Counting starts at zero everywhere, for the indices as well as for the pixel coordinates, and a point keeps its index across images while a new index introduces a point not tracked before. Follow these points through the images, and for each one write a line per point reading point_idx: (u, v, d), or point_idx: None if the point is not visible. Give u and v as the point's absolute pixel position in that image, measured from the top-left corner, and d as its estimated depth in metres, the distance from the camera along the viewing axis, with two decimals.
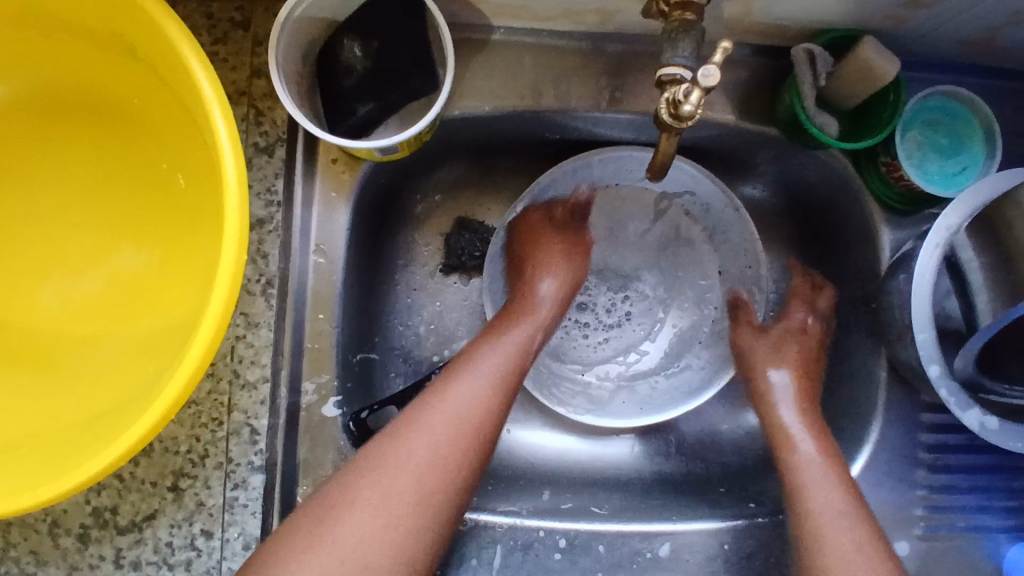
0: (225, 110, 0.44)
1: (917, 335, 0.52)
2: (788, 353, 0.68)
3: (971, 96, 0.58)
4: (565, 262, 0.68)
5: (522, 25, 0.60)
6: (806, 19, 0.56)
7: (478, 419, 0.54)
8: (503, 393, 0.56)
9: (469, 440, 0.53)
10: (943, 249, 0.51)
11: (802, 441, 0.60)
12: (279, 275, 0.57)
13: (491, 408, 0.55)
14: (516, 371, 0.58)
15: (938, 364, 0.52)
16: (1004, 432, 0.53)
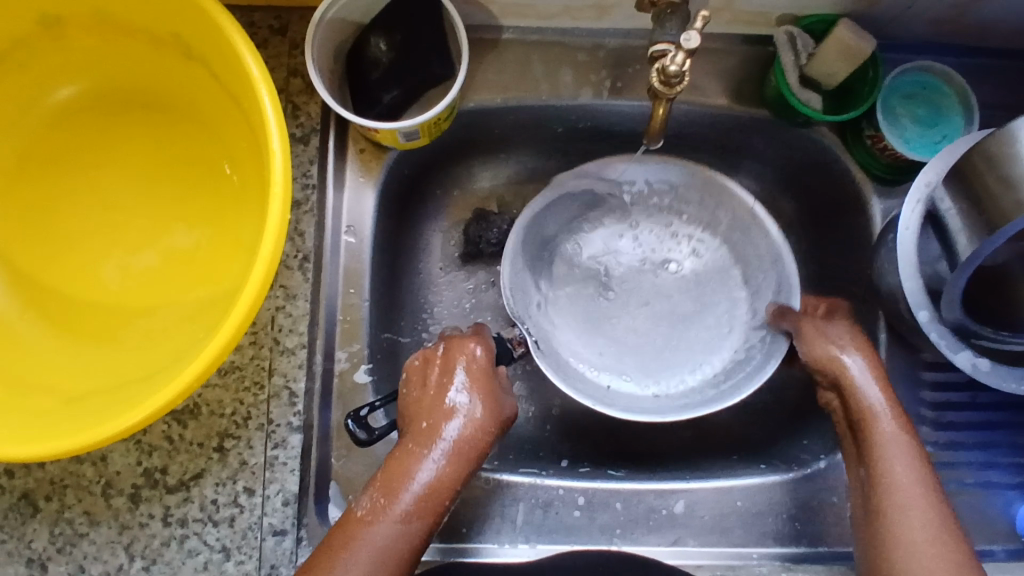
0: (270, 89, 0.50)
1: (906, 284, 0.57)
2: (863, 342, 0.62)
3: (946, 70, 0.63)
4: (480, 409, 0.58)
5: (529, 24, 0.67)
6: (786, 5, 0.62)
7: (402, 548, 0.52)
8: (426, 518, 0.54)
9: (396, 564, 0.52)
10: (924, 204, 0.56)
11: (900, 465, 0.55)
12: (314, 251, 0.63)
13: (418, 529, 0.53)
14: (444, 480, 0.55)
15: (925, 310, 0.57)
16: (996, 373, 0.57)
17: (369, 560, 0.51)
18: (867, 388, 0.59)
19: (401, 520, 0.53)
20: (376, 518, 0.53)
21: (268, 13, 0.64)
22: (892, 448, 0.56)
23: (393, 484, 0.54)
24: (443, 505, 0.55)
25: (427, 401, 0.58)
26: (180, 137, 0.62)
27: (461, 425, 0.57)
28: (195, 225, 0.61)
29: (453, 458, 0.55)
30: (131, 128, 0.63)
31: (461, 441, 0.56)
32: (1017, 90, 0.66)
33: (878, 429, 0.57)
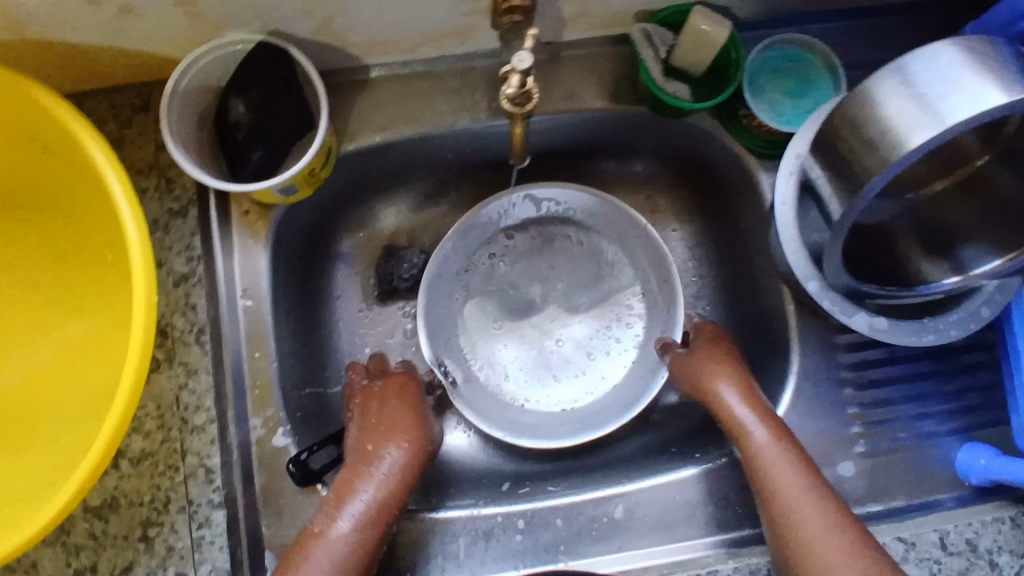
0: (119, 173, 0.49)
1: (790, 257, 0.59)
2: (724, 361, 0.65)
3: (807, 39, 0.64)
4: (412, 432, 0.61)
5: (394, 58, 0.66)
6: (638, 3, 0.62)
7: (353, 561, 0.55)
8: (375, 532, 0.56)
9: (349, 575, 0.54)
10: (796, 174, 0.58)
11: (777, 467, 0.58)
12: (210, 322, 0.61)
13: (368, 542, 0.56)
14: (390, 493, 0.58)
15: (814, 280, 0.58)
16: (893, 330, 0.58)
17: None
18: (733, 405, 0.62)
19: (350, 536, 0.55)
20: (327, 537, 0.55)
21: (129, 91, 0.63)
22: (778, 460, 0.59)
23: (342, 497, 0.57)
24: (392, 516, 0.57)
25: (372, 423, 0.61)
26: (53, 230, 0.61)
27: (401, 442, 0.60)
28: (84, 316, 0.60)
29: (400, 474, 0.59)
30: (5, 230, 0.62)
31: (401, 460, 0.59)
32: (884, 47, 0.66)
33: (762, 447, 0.59)
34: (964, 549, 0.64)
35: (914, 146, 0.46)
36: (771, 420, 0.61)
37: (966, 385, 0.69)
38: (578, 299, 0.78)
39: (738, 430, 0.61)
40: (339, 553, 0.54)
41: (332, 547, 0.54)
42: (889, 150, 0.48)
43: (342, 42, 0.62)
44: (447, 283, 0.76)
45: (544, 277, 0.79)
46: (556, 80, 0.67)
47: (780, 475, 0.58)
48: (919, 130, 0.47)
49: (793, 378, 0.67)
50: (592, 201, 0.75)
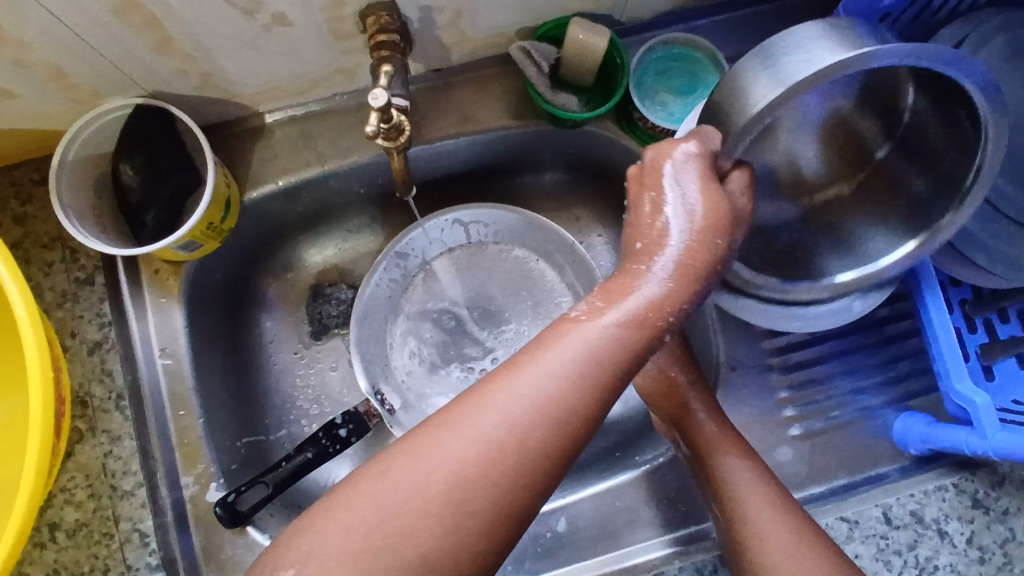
0: (3, 254, 0.51)
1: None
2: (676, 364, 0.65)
3: (690, 37, 0.64)
4: (710, 199, 0.45)
5: (287, 103, 0.67)
6: (516, 21, 0.63)
7: (570, 398, 0.41)
8: (623, 346, 0.42)
9: (542, 418, 0.41)
10: None
11: (731, 463, 0.59)
12: (128, 387, 0.62)
13: (619, 350, 0.42)
14: (671, 292, 0.43)
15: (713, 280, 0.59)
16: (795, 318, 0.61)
17: (523, 406, 0.41)
18: (692, 403, 0.63)
19: (612, 332, 0.42)
20: (585, 323, 0.43)
21: (28, 167, 0.64)
22: (726, 460, 0.60)
23: (616, 291, 0.44)
24: (659, 319, 0.43)
25: (648, 212, 0.46)
26: None
27: (692, 207, 0.45)
28: (5, 397, 0.61)
29: (695, 244, 0.45)
30: None
31: (698, 228, 0.45)
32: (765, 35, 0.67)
33: (711, 447, 0.61)
34: (909, 520, 0.64)
35: (760, 106, 0.45)
36: (721, 422, 0.62)
37: (894, 355, 0.70)
38: (512, 318, 0.78)
39: (692, 431, 0.62)
40: (542, 382, 0.41)
41: (512, 393, 0.41)
42: (737, 113, 0.46)
43: (227, 94, 0.62)
44: (378, 313, 0.76)
45: (476, 300, 0.79)
46: (451, 104, 0.68)
47: (731, 471, 0.59)
48: (761, 88, 0.45)
49: (720, 371, 0.68)
50: (518, 221, 0.76)
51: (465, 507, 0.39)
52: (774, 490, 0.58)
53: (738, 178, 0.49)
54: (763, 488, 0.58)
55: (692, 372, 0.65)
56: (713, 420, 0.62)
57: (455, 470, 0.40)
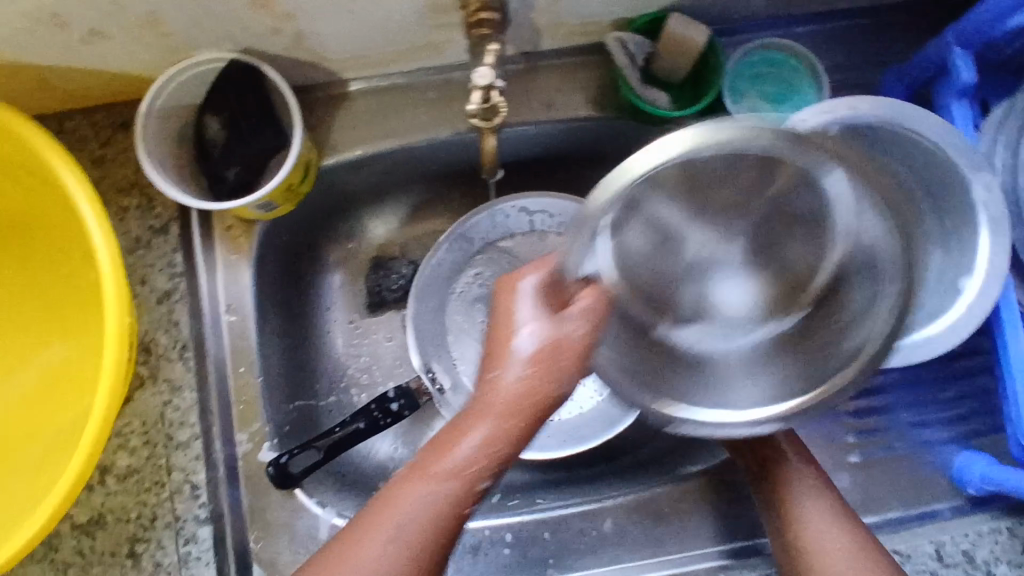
0: (90, 198, 0.50)
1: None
2: None
3: (788, 43, 0.62)
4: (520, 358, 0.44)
5: (372, 73, 0.66)
6: (614, 10, 0.61)
7: (430, 524, 0.45)
8: (472, 483, 0.45)
9: (432, 532, 0.46)
10: None
11: (791, 465, 0.59)
12: (193, 339, 0.62)
13: (452, 504, 0.45)
14: (496, 443, 0.44)
15: None
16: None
17: (408, 522, 0.46)
18: None
19: (431, 493, 0.45)
20: (406, 487, 0.46)
21: (110, 110, 0.63)
22: (789, 469, 0.59)
23: (443, 442, 0.46)
24: (466, 479, 0.45)
25: (487, 340, 0.47)
26: (33, 252, 0.61)
27: (525, 346, 0.44)
28: (65, 338, 0.60)
29: (521, 394, 0.44)
30: None
31: (530, 381, 0.44)
32: (862, 49, 0.65)
33: (773, 455, 0.60)
34: (960, 560, 0.63)
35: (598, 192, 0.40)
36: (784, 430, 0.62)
37: (960, 392, 0.68)
38: None
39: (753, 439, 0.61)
40: (412, 522, 0.45)
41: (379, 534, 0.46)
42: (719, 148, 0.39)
43: (316, 59, 0.61)
44: (435, 291, 0.76)
45: None
46: (535, 90, 0.66)
47: (793, 480, 0.59)
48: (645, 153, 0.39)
49: None
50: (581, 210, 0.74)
51: None
52: (834, 499, 0.59)
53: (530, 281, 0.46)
54: (824, 498, 0.58)
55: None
56: (776, 428, 0.61)
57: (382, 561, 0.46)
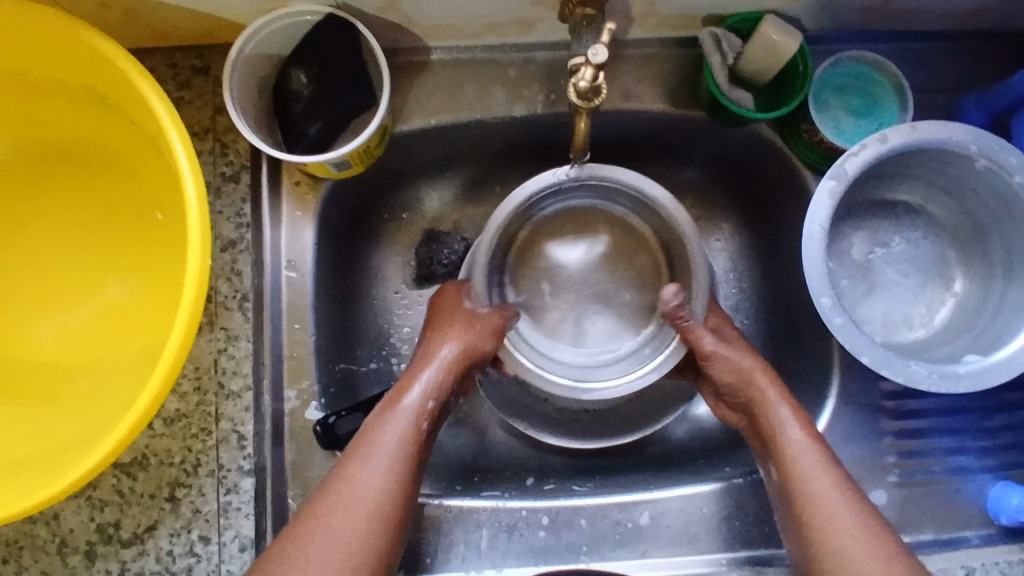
0: (182, 134, 0.50)
1: (807, 228, 0.58)
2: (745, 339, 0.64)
3: (877, 57, 0.63)
4: (467, 330, 0.62)
5: (457, 43, 0.66)
6: (710, 5, 0.61)
7: (411, 446, 0.55)
8: (417, 441, 0.56)
9: (405, 464, 0.55)
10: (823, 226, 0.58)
11: (790, 431, 0.58)
12: (253, 290, 0.62)
13: (411, 445, 0.56)
14: (441, 387, 0.59)
15: (833, 309, 0.58)
16: (874, 359, 0.58)
17: (389, 453, 0.55)
18: (761, 380, 0.60)
19: (405, 420, 0.56)
20: (396, 412, 0.57)
21: (190, 52, 0.63)
22: (792, 443, 0.57)
23: (399, 390, 0.58)
24: (425, 419, 0.57)
25: (432, 318, 0.65)
26: (104, 184, 0.61)
27: (453, 340, 0.61)
28: (127, 275, 0.60)
29: (451, 368, 0.60)
30: (52, 184, 0.62)
31: (454, 360, 0.60)
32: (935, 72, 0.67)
33: (776, 427, 0.59)
34: None
35: None
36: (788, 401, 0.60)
37: (1004, 424, 0.68)
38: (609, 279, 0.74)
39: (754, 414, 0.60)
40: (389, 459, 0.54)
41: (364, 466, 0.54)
42: None
43: (406, 22, 0.61)
44: None
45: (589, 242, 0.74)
46: (617, 78, 0.66)
47: (797, 453, 0.57)
48: None
49: (830, 401, 0.66)
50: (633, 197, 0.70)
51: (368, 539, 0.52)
52: (841, 474, 0.57)
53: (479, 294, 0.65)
54: (832, 474, 0.56)
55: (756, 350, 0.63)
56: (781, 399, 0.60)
57: (380, 494, 0.53)
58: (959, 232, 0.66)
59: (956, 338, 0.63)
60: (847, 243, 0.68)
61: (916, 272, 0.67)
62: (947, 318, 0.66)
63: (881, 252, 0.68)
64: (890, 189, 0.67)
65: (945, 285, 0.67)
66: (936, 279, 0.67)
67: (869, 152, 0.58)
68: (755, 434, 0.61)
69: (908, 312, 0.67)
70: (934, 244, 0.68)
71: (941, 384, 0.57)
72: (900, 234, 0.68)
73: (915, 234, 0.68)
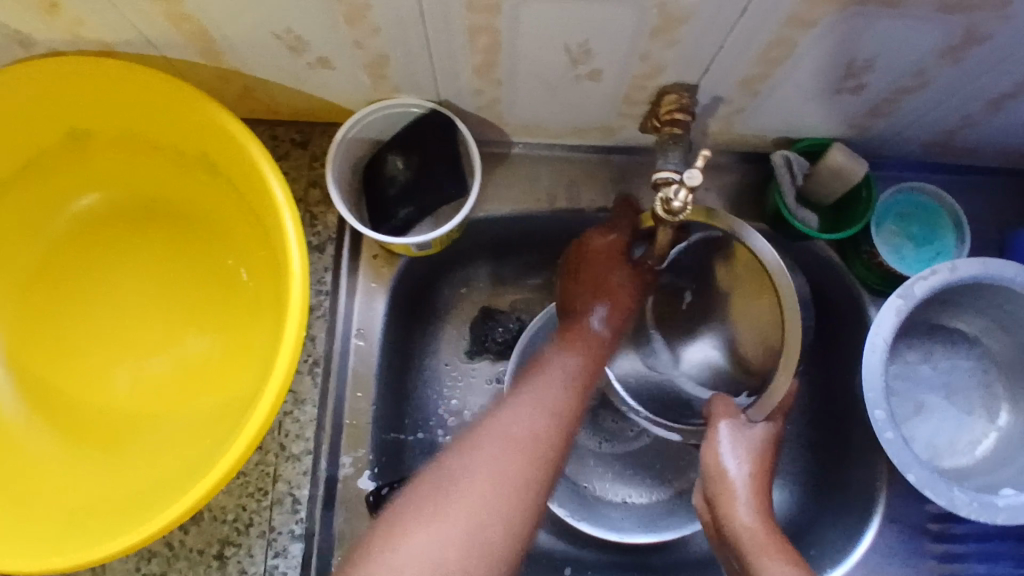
0: (293, 213, 0.53)
1: (870, 338, 0.60)
2: (753, 438, 0.60)
3: (937, 191, 0.67)
4: (626, 280, 0.65)
5: (538, 140, 0.69)
6: (783, 129, 0.65)
7: (542, 445, 0.57)
8: (564, 428, 0.59)
9: (546, 450, 0.57)
10: (883, 349, 0.60)
11: (768, 553, 0.55)
12: (324, 355, 0.64)
13: (571, 411, 0.59)
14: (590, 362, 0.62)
15: (890, 431, 0.59)
16: (920, 478, 0.58)
17: (540, 407, 0.58)
18: (740, 500, 0.58)
19: (568, 367, 0.61)
20: (549, 362, 0.61)
21: (292, 127, 0.67)
22: (771, 563, 0.55)
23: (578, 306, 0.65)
24: (592, 377, 0.62)
25: (575, 286, 0.65)
26: (197, 241, 0.65)
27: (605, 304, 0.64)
28: (207, 330, 0.63)
29: (614, 312, 0.65)
30: (147, 237, 0.65)
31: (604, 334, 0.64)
32: (981, 203, 0.71)
33: (758, 548, 0.56)
34: None
35: None
36: (768, 519, 0.58)
37: None
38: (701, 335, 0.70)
39: (730, 526, 0.57)
40: (524, 444, 0.57)
41: (487, 441, 0.57)
42: None
43: (497, 119, 0.65)
44: None
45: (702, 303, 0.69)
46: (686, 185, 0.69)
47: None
48: None
49: (876, 520, 0.66)
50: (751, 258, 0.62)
51: (494, 549, 0.54)
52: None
53: (603, 316, 0.64)
54: None
55: (758, 454, 0.60)
56: (757, 516, 0.57)
57: (530, 436, 0.57)
58: (1009, 363, 0.68)
59: (999, 469, 0.64)
60: (897, 363, 0.70)
61: (962, 398, 0.69)
62: (990, 450, 0.66)
63: (929, 372, 0.70)
64: (945, 315, 0.69)
65: (991, 413, 0.68)
66: (981, 411, 0.68)
67: (931, 281, 0.60)
68: (728, 546, 0.58)
69: (951, 439, 0.68)
70: (982, 374, 0.69)
71: (980, 512, 0.58)
72: (949, 360, 0.70)
73: (963, 362, 0.69)
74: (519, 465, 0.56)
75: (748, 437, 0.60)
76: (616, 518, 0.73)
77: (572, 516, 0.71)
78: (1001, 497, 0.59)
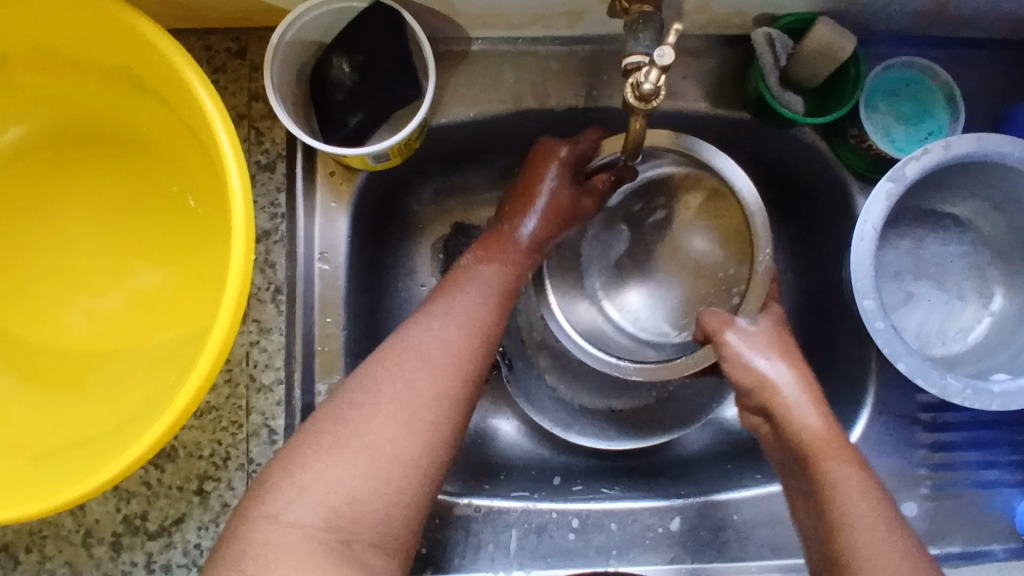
0: (226, 125, 0.48)
1: (858, 226, 0.57)
2: (778, 342, 0.59)
3: (926, 64, 0.62)
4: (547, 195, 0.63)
5: (498, 34, 0.64)
6: (764, 4, 0.59)
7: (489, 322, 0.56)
8: (496, 318, 0.57)
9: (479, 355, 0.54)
10: (872, 237, 0.57)
11: (834, 450, 0.52)
12: (287, 282, 0.61)
13: (489, 322, 0.56)
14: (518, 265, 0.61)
15: (879, 321, 0.57)
16: (911, 366, 0.57)
17: (471, 300, 0.57)
18: (792, 403, 0.55)
19: (487, 275, 0.59)
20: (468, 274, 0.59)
21: (226, 35, 0.61)
22: (837, 464, 0.52)
23: (527, 194, 0.63)
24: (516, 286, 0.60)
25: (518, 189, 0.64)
26: (138, 167, 0.60)
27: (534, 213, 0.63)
28: (158, 262, 0.59)
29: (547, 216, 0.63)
30: (82, 167, 0.60)
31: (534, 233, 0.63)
32: (979, 77, 0.66)
33: (818, 450, 0.53)
34: None
35: None
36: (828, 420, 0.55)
37: None
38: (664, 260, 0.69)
39: (789, 431, 0.54)
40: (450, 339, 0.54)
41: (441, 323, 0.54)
42: None
43: (451, 10, 0.59)
44: None
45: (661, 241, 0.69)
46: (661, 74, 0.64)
47: (838, 484, 0.51)
48: None
49: (866, 411, 0.66)
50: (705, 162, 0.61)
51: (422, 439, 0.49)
52: (889, 512, 0.51)
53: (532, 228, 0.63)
54: (877, 504, 0.50)
55: (787, 352, 0.58)
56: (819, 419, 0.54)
57: (449, 347, 0.53)
58: (1000, 246, 0.66)
59: (991, 357, 0.63)
60: (888, 254, 0.67)
61: (954, 285, 0.67)
62: (982, 335, 0.65)
63: (920, 261, 0.67)
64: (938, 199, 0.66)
65: (983, 299, 0.66)
66: (974, 294, 0.66)
67: (924, 160, 0.56)
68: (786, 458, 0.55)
69: (943, 326, 0.66)
70: (975, 259, 0.67)
71: (973, 400, 0.57)
72: (940, 246, 0.67)
73: (955, 248, 0.67)
74: (424, 382, 0.51)
75: (759, 338, 0.59)
76: (605, 426, 0.72)
77: (558, 429, 0.71)
78: (993, 382, 0.57)
